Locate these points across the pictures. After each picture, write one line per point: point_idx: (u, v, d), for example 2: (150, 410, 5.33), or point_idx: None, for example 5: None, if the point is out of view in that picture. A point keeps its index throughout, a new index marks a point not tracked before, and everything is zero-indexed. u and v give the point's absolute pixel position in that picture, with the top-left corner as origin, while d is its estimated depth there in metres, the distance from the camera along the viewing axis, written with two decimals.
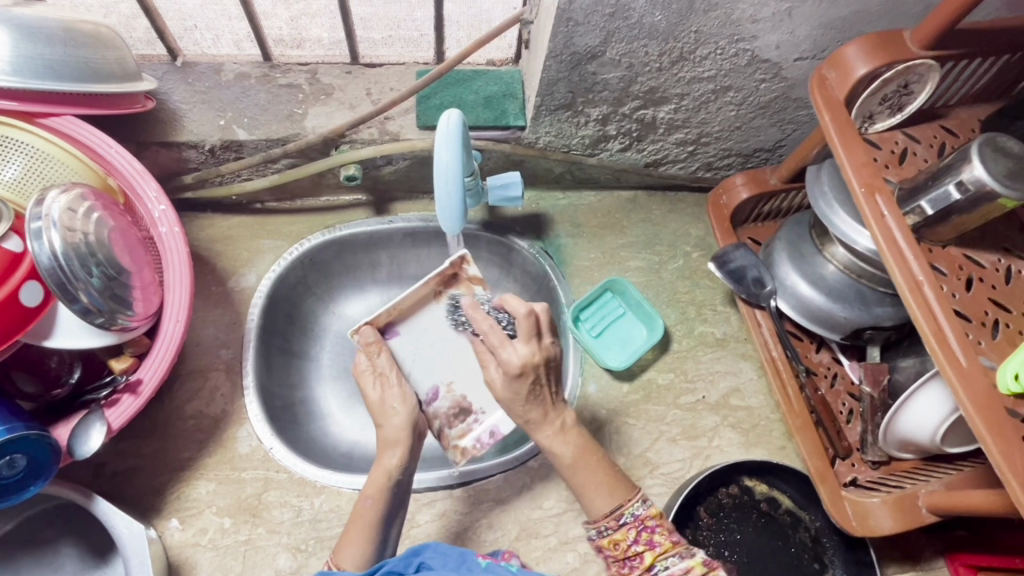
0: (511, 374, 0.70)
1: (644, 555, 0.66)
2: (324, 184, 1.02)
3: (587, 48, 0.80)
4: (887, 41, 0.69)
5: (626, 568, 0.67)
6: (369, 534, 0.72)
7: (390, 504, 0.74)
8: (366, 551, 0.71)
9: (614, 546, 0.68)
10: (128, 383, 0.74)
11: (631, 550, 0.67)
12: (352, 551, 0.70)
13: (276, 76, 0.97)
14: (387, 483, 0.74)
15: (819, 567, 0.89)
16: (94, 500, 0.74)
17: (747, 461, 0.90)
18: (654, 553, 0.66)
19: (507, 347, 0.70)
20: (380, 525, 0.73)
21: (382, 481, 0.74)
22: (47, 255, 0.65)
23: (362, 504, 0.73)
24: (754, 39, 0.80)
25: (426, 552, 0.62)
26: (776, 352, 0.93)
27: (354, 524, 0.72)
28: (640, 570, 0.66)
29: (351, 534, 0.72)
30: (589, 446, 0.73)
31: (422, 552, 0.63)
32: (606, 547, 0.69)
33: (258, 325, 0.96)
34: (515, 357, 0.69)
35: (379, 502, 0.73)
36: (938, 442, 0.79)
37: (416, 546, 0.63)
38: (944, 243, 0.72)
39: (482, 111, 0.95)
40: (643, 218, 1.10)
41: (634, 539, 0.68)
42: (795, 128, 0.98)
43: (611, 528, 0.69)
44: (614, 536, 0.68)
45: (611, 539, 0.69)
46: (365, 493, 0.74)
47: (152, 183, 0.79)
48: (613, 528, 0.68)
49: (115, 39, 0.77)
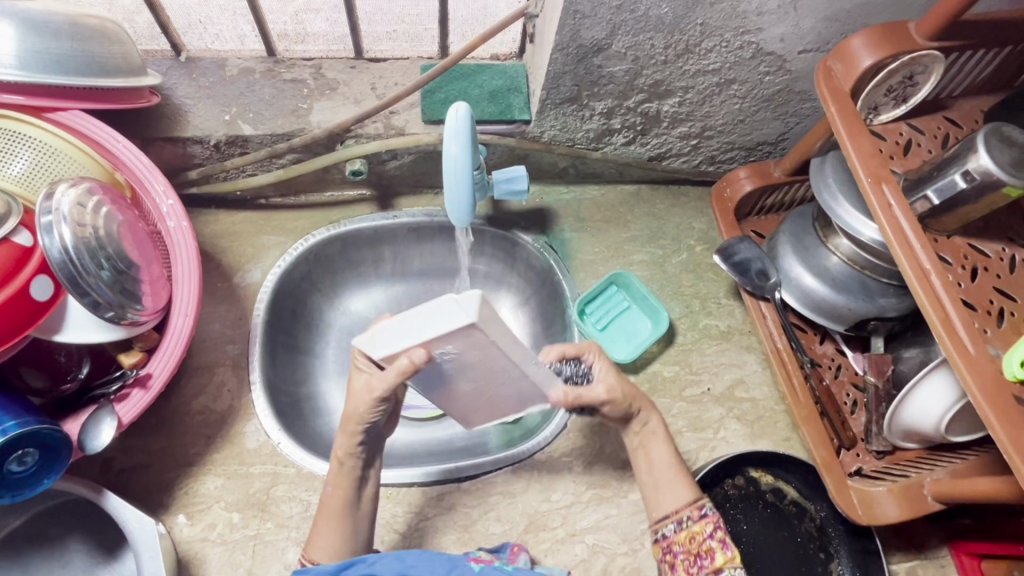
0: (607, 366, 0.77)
1: (715, 553, 0.68)
2: (329, 179, 1.02)
3: (594, 41, 0.80)
4: (892, 33, 0.70)
5: (696, 565, 0.69)
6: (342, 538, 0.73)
7: (353, 489, 0.74)
8: (334, 544, 0.72)
9: (689, 540, 0.70)
10: (138, 377, 0.74)
11: (704, 545, 0.69)
12: (323, 541, 0.72)
13: (280, 71, 0.97)
14: (340, 470, 0.74)
15: (825, 557, 0.90)
16: (105, 495, 0.74)
17: (751, 452, 0.90)
18: (724, 554, 0.68)
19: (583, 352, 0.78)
20: (344, 515, 0.73)
21: (335, 468, 0.74)
22: (58, 250, 0.65)
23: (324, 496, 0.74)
24: (759, 32, 0.80)
25: (410, 557, 0.67)
26: (781, 343, 0.94)
27: (322, 516, 0.74)
28: (709, 568, 0.68)
29: (319, 521, 0.73)
30: (663, 432, 0.78)
31: (406, 558, 0.66)
32: (681, 540, 0.71)
33: (264, 320, 0.95)
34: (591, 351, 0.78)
35: (339, 490, 0.74)
36: (943, 431, 0.80)
37: (400, 553, 0.67)
38: (949, 233, 0.73)
39: (488, 105, 0.95)
40: (646, 212, 1.10)
41: (709, 533, 0.70)
42: (799, 121, 0.98)
43: (691, 519, 0.71)
44: (692, 528, 0.71)
45: (688, 531, 0.71)
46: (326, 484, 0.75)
47: (161, 177, 0.79)
48: (694, 518, 0.71)
49: (121, 34, 0.77)
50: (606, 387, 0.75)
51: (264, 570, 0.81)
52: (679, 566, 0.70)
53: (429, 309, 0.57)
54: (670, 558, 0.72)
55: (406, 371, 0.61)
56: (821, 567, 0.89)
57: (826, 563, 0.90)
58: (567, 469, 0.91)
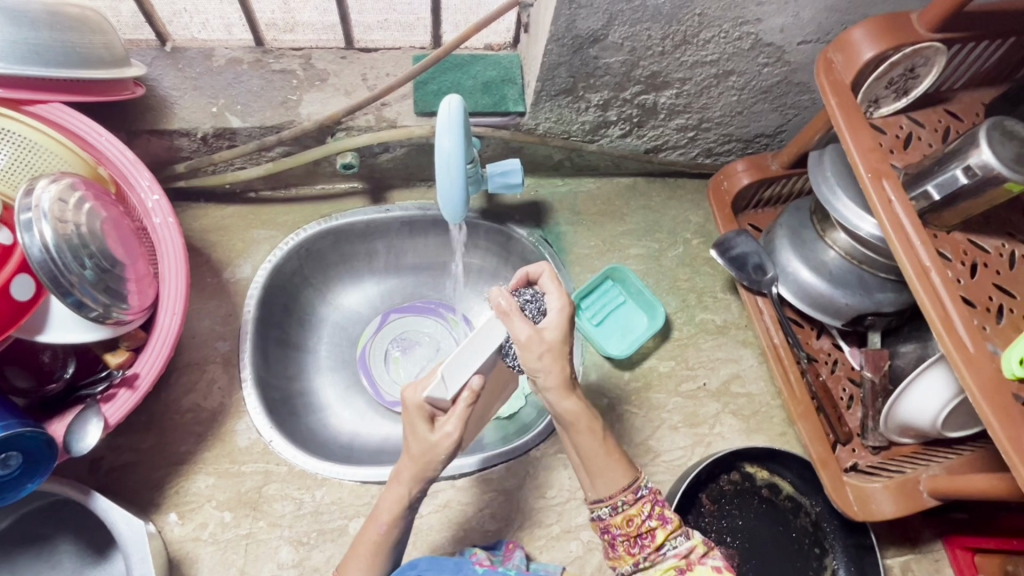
0: (558, 326, 0.63)
1: (656, 532, 0.67)
2: (320, 173, 1.01)
3: (589, 32, 0.78)
4: (894, 24, 0.68)
5: (637, 546, 0.67)
6: (380, 560, 0.69)
7: (405, 531, 0.70)
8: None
9: (626, 523, 0.67)
10: (125, 377, 0.73)
11: (643, 526, 0.67)
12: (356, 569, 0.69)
13: (269, 62, 0.95)
14: (402, 513, 0.69)
15: (820, 552, 0.90)
16: (92, 496, 0.72)
17: (748, 448, 0.89)
18: (665, 530, 0.67)
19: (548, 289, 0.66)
20: (386, 552, 0.70)
21: (397, 509, 0.69)
22: (38, 248, 0.63)
23: (374, 531, 0.69)
24: (758, 22, 0.79)
25: (421, 566, 0.67)
26: (777, 338, 0.93)
27: (361, 546, 0.70)
28: (652, 548, 0.66)
29: (357, 548, 0.70)
30: (587, 418, 0.68)
31: (417, 566, 0.67)
32: (618, 524, 0.68)
33: (254, 316, 0.94)
34: (558, 301, 0.65)
35: (394, 529, 0.69)
36: (938, 428, 0.80)
37: (411, 560, 0.68)
38: (949, 228, 0.72)
39: (480, 97, 0.93)
40: (642, 205, 1.09)
41: (647, 514, 0.68)
42: (797, 113, 0.97)
43: (626, 503, 0.68)
44: (628, 511, 0.67)
45: (625, 515, 0.67)
46: (378, 520, 0.69)
47: (145, 173, 0.77)
48: (629, 502, 0.68)
49: (103, 23, 0.75)
50: (530, 333, 0.61)
51: (257, 569, 0.81)
52: (619, 546, 0.68)
53: (479, 335, 0.63)
54: (609, 537, 0.69)
55: (472, 401, 0.64)
56: (816, 562, 0.90)
57: (822, 558, 0.90)
58: (562, 466, 0.91)
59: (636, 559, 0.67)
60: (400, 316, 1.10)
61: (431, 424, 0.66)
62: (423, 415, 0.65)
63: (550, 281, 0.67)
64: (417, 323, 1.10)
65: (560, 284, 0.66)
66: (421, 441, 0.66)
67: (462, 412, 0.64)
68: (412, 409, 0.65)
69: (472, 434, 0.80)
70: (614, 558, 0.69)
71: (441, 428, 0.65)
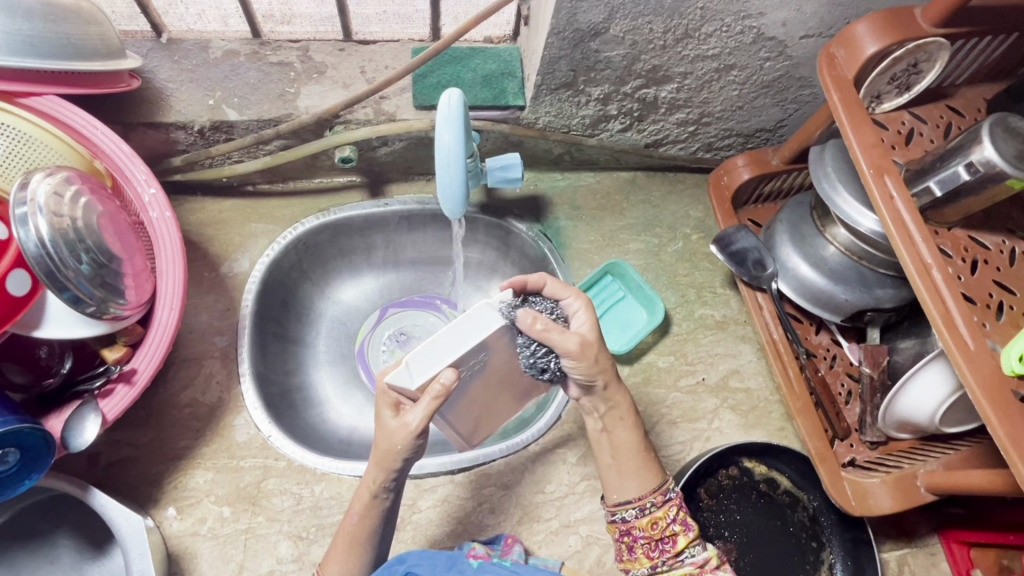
0: (591, 323, 0.68)
1: (678, 537, 0.67)
2: (318, 166, 1.00)
3: (591, 25, 0.77)
4: (898, 19, 0.68)
5: (657, 551, 0.67)
6: (360, 551, 0.69)
7: (379, 521, 0.69)
8: (352, 566, 0.70)
9: (652, 526, 0.67)
10: (123, 373, 0.73)
11: (667, 530, 0.68)
12: (336, 567, 0.69)
13: (266, 54, 0.94)
14: (369, 501, 0.68)
15: (816, 546, 0.90)
16: (90, 492, 0.72)
17: (746, 442, 0.89)
18: (687, 537, 0.67)
19: (560, 295, 0.69)
20: (367, 540, 0.69)
21: (366, 499, 0.68)
22: (33, 243, 0.62)
23: (347, 522, 0.69)
24: (760, 16, 0.78)
25: (412, 559, 0.67)
26: (777, 333, 0.92)
27: (341, 539, 0.70)
28: (671, 553, 0.67)
29: (337, 542, 0.70)
30: (633, 417, 0.71)
31: (407, 561, 0.67)
32: (643, 526, 0.68)
33: (252, 311, 0.93)
34: (578, 300, 0.69)
35: (365, 519, 0.69)
36: (936, 424, 0.80)
37: (401, 555, 0.67)
38: (950, 224, 0.72)
39: (480, 90, 0.92)
40: (641, 200, 1.09)
41: (672, 518, 0.68)
42: (798, 108, 0.97)
43: (654, 505, 0.68)
44: (654, 514, 0.68)
45: (652, 517, 0.67)
46: (351, 510, 0.69)
47: (142, 166, 0.77)
48: (657, 505, 0.68)
49: (97, 14, 0.74)
50: (580, 342, 0.65)
51: (256, 564, 0.81)
52: (638, 549, 0.68)
53: (458, 326, 0.61)
54: (627, 540, 0.69)
55: (441, 397, 0.60)
56: (812, 557, 0.90)
57: (818, 553, 0.90)
58: (561, 461, 0.91)
59: (655, 563, 0.66)
60: (399, 310, 1.10)
61: (397, 414, 0.64)
62: (390, 402, 0.64)
63: (557, 285, 0.69)
64: (416, 317, 1.10)
65: (567, 285, 0.70)
66: (383, 428, 0.64)
67: (428, 407, 0.61)
68: (380, 396, 0.64)
69: (474, 428, 0.83)
70: (627, 560, 0.69)
71: (403, 416, 0.63)
